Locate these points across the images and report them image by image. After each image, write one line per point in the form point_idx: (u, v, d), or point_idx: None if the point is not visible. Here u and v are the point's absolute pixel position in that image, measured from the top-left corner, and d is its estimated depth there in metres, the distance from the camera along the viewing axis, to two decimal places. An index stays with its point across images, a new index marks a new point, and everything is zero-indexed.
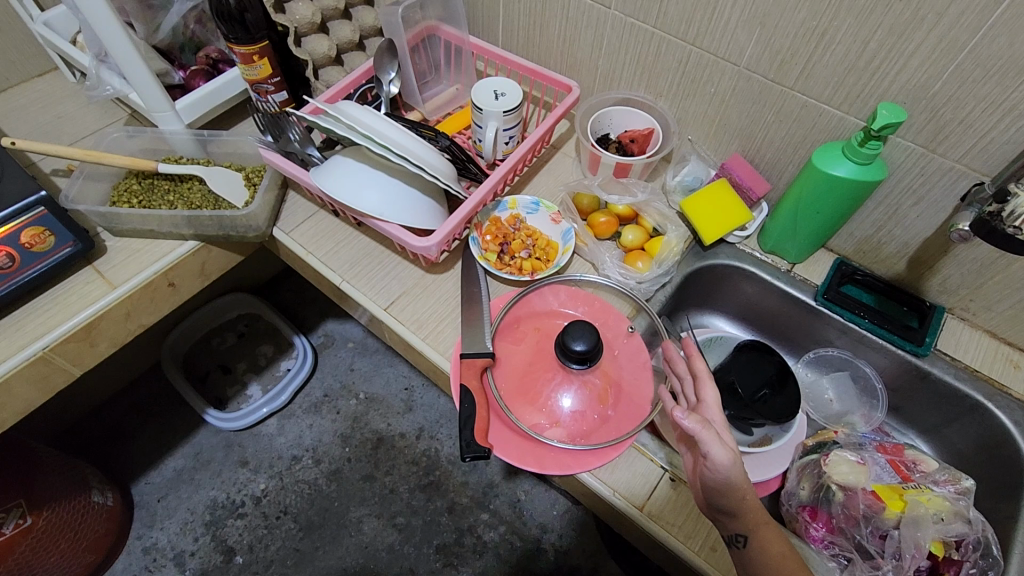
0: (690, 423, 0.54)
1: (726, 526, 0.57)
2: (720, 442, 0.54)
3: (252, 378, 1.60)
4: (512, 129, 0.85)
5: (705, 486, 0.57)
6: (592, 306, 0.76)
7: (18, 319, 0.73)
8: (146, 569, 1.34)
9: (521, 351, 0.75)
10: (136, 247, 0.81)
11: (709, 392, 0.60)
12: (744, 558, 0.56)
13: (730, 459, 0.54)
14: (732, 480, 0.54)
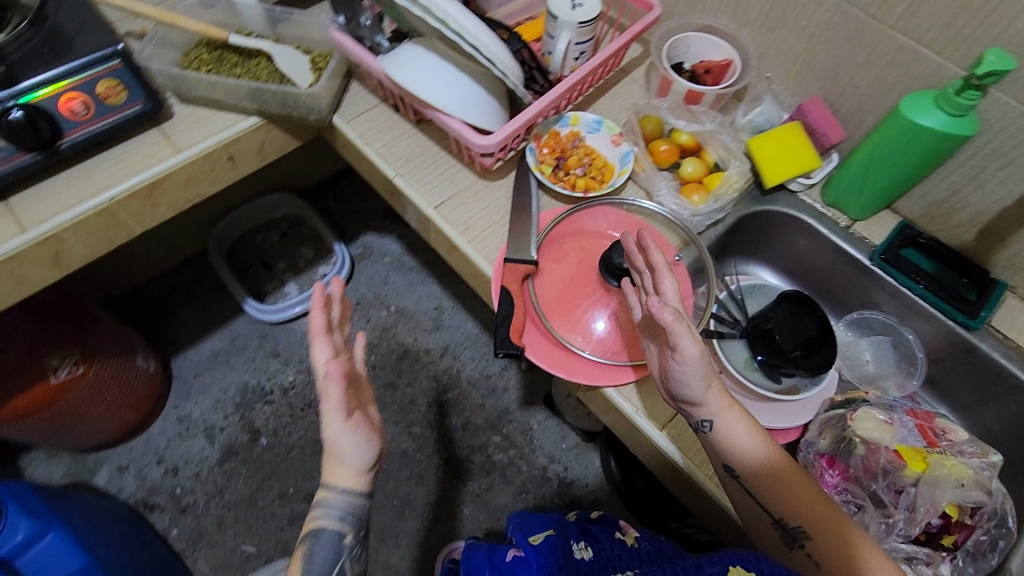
0: (666, 316, 0.58)
1: (692, 412, 0.62)
2: (690, 336, 0.58)
3: (290, 277, 1.66)
4: (584, 43, 0.82)
5: (669, 378, 0.62)
6: (641, 233, 0.76)
7: (87, 169, 0.76)
8: (179, 436, 1.44)
9: (563, 268, 0.75)
10: (201, 116, 0.82)
11: (668, 283, 0.62)
12: (712, 440, 0.61)
13: (697, 350, 0.59)
14: (699, 369, 0.59)
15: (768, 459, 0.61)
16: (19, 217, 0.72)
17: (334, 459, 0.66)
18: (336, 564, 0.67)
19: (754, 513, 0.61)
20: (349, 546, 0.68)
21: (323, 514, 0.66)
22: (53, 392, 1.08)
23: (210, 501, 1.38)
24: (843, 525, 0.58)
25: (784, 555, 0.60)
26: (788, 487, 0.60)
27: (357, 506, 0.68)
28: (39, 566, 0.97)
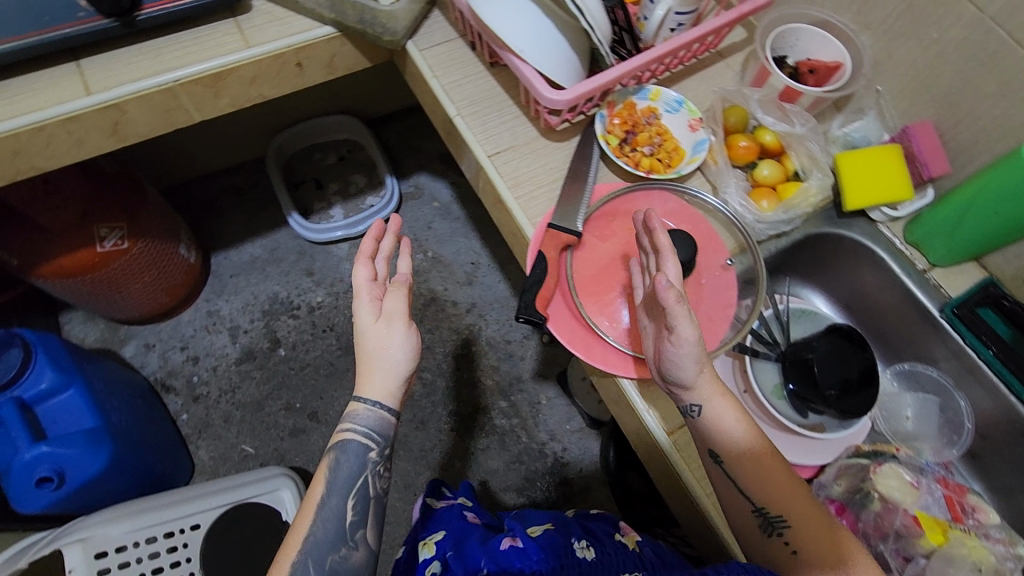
0: (668, 294, 0.56)
1: (682, 397, 0.60)
2: (688, 318, 0.56)
3: (338, 201, 1.67)
4: (685, 15, 0.75)
5: (661, 361, 0.60)
6: (696, 228, 0.70)
7: (159, 46, 0.76)
8: (205, 328, 1.49)
9: (606, 247, 0.71)
10: (278, 15, 0.80)
11: (671, 265, 0.61)
12: (700, 426, 0.59)
13: (692, 334, 0.57)
14: (694, 352, 0.57)
15: (754, 446, 0.58)
16: (86, 79, 0.73)
17: (375, 372, 0.68)
18: (361, 474, 0.67)
19: (734, 502, 0.58)
20: (373, 462, 0.69)
21: (353, 426, 0.68)
22: (97, 260, 1.12)
23: (222, 396, 1.43)
24: (824, 518, 0.55)
25: (763, 547, 0.57)
26: (772, 476, 0.57)
27: (386, 421, 0.69)
28: (52, 418, 1.01)
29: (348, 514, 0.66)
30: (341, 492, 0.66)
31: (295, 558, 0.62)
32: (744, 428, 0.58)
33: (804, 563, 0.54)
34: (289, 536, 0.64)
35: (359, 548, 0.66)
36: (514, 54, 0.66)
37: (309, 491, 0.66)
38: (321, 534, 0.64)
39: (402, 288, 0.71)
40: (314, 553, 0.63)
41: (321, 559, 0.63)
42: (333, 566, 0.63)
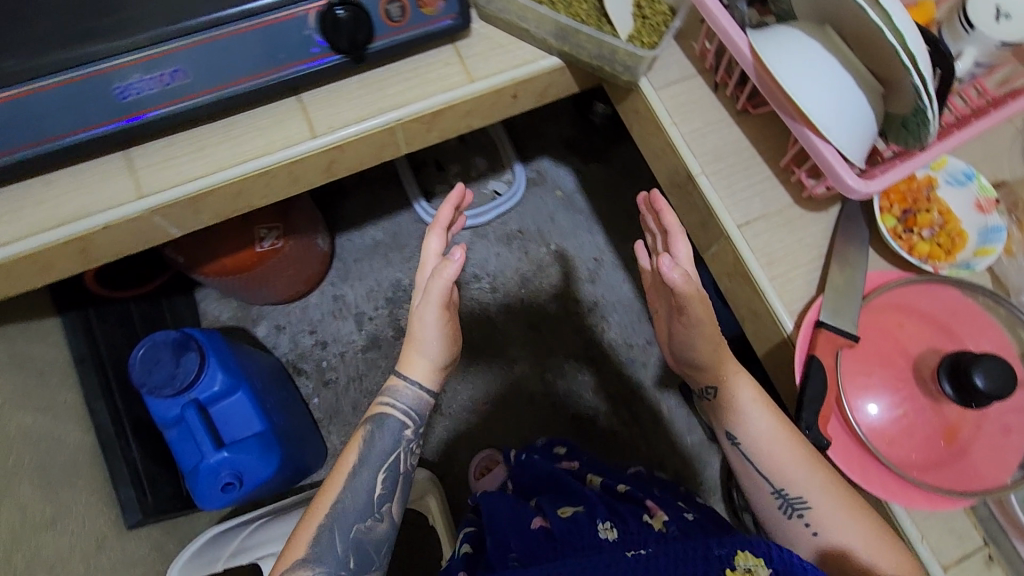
0: (676, 276, 0.59)
1: (700, 378, 0.66)
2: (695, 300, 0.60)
3: (460, 185, 1.60)
4: (984, 66, 0.65)
5: (676, 346, 0.67)
6: (993, 339, 0.62)
7: (380, 78, 0.70)
8: (332, 313, 1.50)
9: (885, 347, 0.63)
10: (499, 42, 0.72)
11: (682, 245, 0.64)
12: (716, 403, 0.65)
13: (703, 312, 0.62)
14: (705, 332, 0.62)
15: (770, 427, 0.61)
16: (310, 118, 0.68)
17: (413, 353, 0.72)
18: (394, 451, 0.71)
19: (753, 481, 0.62)
20: (408, 439, 0.73)
21: (390, 403, 0.72)
22: (255, 260, 1.12)
23: (350, 383, 1.46)
24: (840, 492, 0.58)
25: (789, 526, 0.60)
26: (785, 453, 0.60)
27: (424, 402, 0.73)
28: (225, 419, 1.05)
29: (379, 487, 0.70)
30: (375, 465, 0.70)
31: (324, 524, 0.67)
32: (761, 409, 0.62)
33: (824, 540, 0.58)
34: (324, 494, 0.69)
35: (383, 520, 0.70)
36: (819, 130, 0.57)
37: (342, 460, 0.71)
38: (349, 503, 0.68)
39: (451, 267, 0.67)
40: (343, 521, 0.67)
41: (349, 525, 0.67)
42: (358, 536, 0.68)
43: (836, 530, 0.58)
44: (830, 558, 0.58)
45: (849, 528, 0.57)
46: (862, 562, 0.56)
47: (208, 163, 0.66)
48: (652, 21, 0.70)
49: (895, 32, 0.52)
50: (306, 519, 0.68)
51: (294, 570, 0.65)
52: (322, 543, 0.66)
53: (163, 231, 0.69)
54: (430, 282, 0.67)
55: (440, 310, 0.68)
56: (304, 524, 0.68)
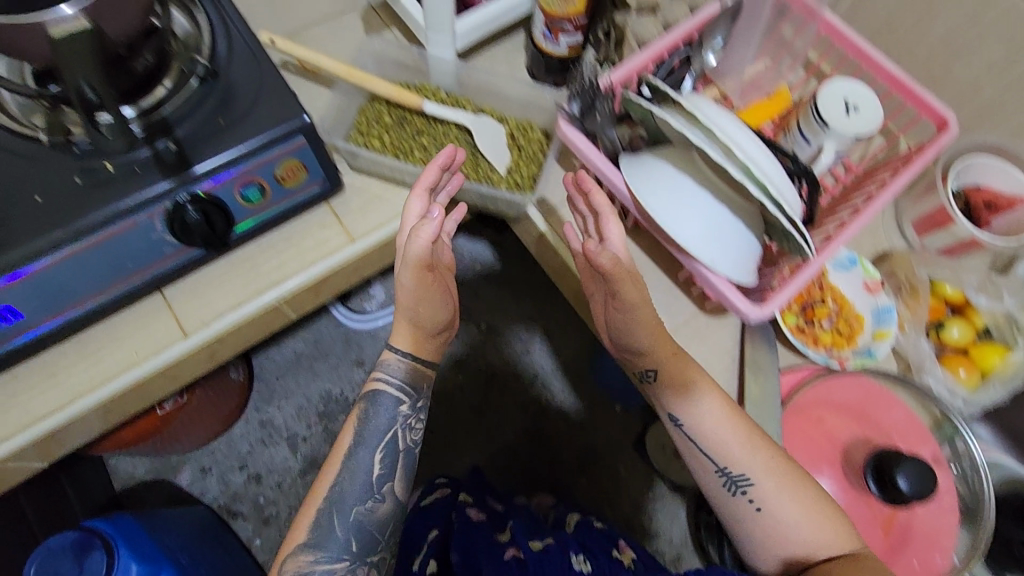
0: (605, 261, 0.55)
1: (637, 363, 0.61)
2: (631, 284, 0.56)
3: (377, 277, 1.54)
4: (845, 153, 0.68)
5: (618, 345, 0.62)
6: (908, 420, 0.63)
7: (251, 256, 0.64)
8: (261, 441, 1.39)
9: (811, 448, 0.63)
10: (375, 193, 0.68)
11: (613, 224, 0.57)
12: (656, 388, 0.60)
13: (647, 309, 0.58)
14: (639, 316, 0.57)
15: (711, 407, 0.59)
16: (178, 315, 0.62)
17: (403, 317, 0.62)
18: (390, 429, 0.62)
19: (696, 462, 0.61)
20: (405, 416, 0.63)
21: (382, 376, 0.63)
22: (156, 423, 1.01)
23: (292, 514, 1.35)
24: (783, 470, 0.58)
25: (731, 505, 0.60)
26: (730, 431, 0.59)
27: (419, 378, 0.65)
28: None
29: (377, 467, 0.61)
30: (371, 445, 0.61)
31: (321, 507, 0.59)
32: (704, 396, 0.59)
33: (767, 522, 0.58)
34: (316, 484, 0.60)
35: (385, 500, 0.61)
36: (704, 262, 0.59)
37: (341, 441, 0.62)
38: (348, 483, 0.60)
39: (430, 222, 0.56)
40: (342, 501, 0.59)
41: (347, 509, 0.59)
42: (360, 520, 0.59)
43: (777, 509, 0.57)
44: (773, 535, 0.57)
45: (791, 502, 0.57)
46: (800, 533, 0.56)
47: (60, 394, 0.58)
48: (527, 149, 0.70)
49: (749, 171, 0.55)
50: (297, 522, 0.59)
51: (293, 557, 0.58)
52: (324, 530, 0.58)
53: (23, 470, 0.60)
54: (407, 247, 0.56)
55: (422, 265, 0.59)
56: (302, 514, 0.60)
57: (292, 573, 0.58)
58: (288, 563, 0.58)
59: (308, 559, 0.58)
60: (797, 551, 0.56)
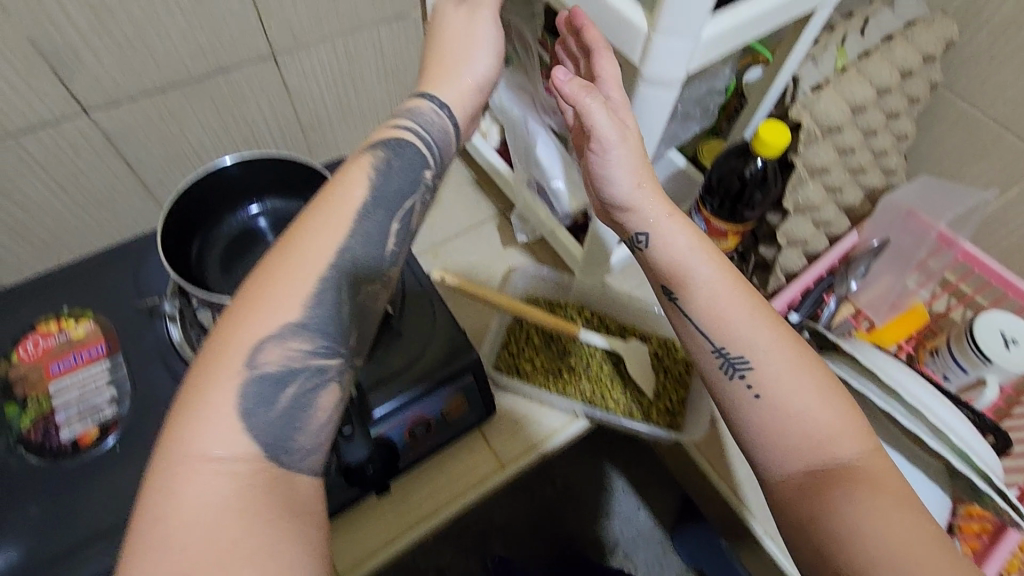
0: (571, 90, 0.49)
1: (626, 225, 0.51)
2: (608, 115, 0.48)
3: None
4: (1009, 381, 0.65)
5: (596, 182, 0.52)
6: None
7: (403, 486, 0.62)
8: None
9: None
10: (520, 413, 0.66)
11: (607, 61, 0.48)
12: (647, 257, 0.50)
13: (634, 145, 0.49)
14: (628, 159, 0.49)
15: (712, 274, 0.47)
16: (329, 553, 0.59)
17: (460, 88, 0.55)
18: (408, 197, 0.47)
19: (690, 349, 0.48)
20: (423, 193, 0.49)
21: (414, 132, 0.49)
22: None
23: None
24: (792, 351, 0.45)
25: (723, 396, 0.46)
26: (732, 306, 0.46)
27: (448, 142, 0.52)
28: None
29: (386, 241, 0.45)
30: (388, 209, 0.45)
31: (325, 275, 0.41)
32: (698, 253, 0.48)
33: (767, 410, 0.44)
34: (299, 241, 0.41)
35: (327, 375, 0.40)
36: None
37: (331, 196, 0.44)
38: (361, 250, 0.43)
39: (479, 61, 0.55)
40: (353, 277, 0.42)
41: (356, 279, 0.42)
42: (361, 301, 0.43)
43: (781, 391, 0.43)
44: (778, 427, 0.43)
45: (793, 383, 0.44)
46: (804, 420, 0.42)
47: None
48: (672, 370, 0.69)
49: (954, 448, 0.51)
50: (295, 230, 0.42)
51: (277, 342, 0.38)
52: (324, 307, 0.40)
53: None
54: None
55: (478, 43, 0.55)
56: (265, 279, 0.40)
57: (247, 407, 0.37)
58: (266, 353, 0.38)
59: (302, 348, 0.39)
60: (802, 443, 0.42)
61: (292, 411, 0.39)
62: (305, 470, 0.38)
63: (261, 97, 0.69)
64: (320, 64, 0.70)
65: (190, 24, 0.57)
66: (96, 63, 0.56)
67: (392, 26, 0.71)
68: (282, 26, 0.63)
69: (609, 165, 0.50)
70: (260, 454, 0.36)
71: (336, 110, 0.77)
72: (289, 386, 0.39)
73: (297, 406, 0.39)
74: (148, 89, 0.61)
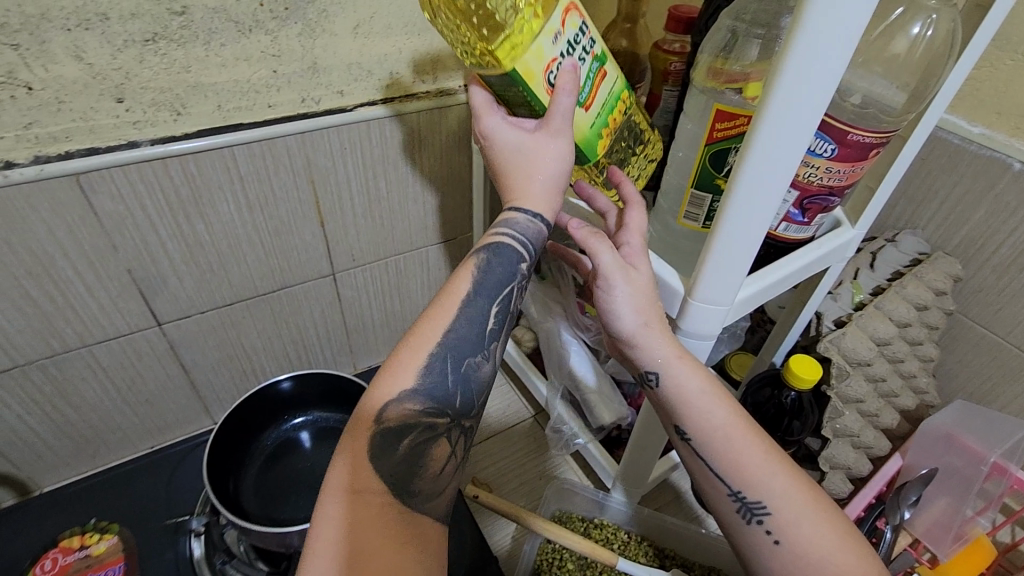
0: (582, 231, 0.44)
1: (634, 362, 0.46)
2: (612, 251, 0.42)
3: None
4: None
5: (603, 318, 0.45)
6: None
7: None
8: None
9: None
10: None
11: (637, 212, 0.46)
12: (657, 397, 0.45)
13: (641, 284, 0.44)
14: (633, 302, 0.43)
15: (725, 420, 0.43)
16: None
17: (543, 189, 0.44)
18: (509, 285, 0.44)
19: (707, 487, 0.45)
20: (524, 278, 0.46)
21: (510, 236, 0.45)
22: None
23: None
24: (809, 491, 0.42)
25: (740, 536, 0.44)
26: (747, 448, 0.43)
27: (544, 239, 0.46)
28: None
29: (489, 320, 0.42)
30: (489, 295, 0.43)
31: (434, 349, 0.39)
32: (709, 401, 0.44)
33: (789, 556, 0.41)
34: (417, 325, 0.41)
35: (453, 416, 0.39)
36: None
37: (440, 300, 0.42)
38: (466, 331, 0.41)
39: (548, 160, 0.42)
40: (458, 350, 0.40)
41: (460, 355, 0.40)
42: (468, 374, 0.40)
43: (803, 540, 0.40)
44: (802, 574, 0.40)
45: (813, 523, 0.41)
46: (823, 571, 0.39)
47: None
48: None
49: None
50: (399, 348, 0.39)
51: (396, 403, 0.37)
52: (436, 370, 0.39)
53: None
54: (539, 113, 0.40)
55: (530, 143, 0.42)
56: (396, 351, 0.39)
57: (375, 451, 0.36)
58: (390, 411, 0.37)
59: (415, 411, 0.38)
60: None
61: (415, 459, 0.37)
62: (429, 515, 0.37)
63: (316, 307, 0.75)
64: (372, 279, 0.77)
65: (266, 251, 0.65)
66: (180, 285, 0.62)
67: (440, 247, 0.79)
68: (345, 250, 0.71)
69: (616, 313, 0.44)
70: (387, 492, 0.35)
71: (382, 315, 0.83)
72: (407, 440, 0.37)
73: (416, 458, 0.37)
74: (219, 305, 0.67)
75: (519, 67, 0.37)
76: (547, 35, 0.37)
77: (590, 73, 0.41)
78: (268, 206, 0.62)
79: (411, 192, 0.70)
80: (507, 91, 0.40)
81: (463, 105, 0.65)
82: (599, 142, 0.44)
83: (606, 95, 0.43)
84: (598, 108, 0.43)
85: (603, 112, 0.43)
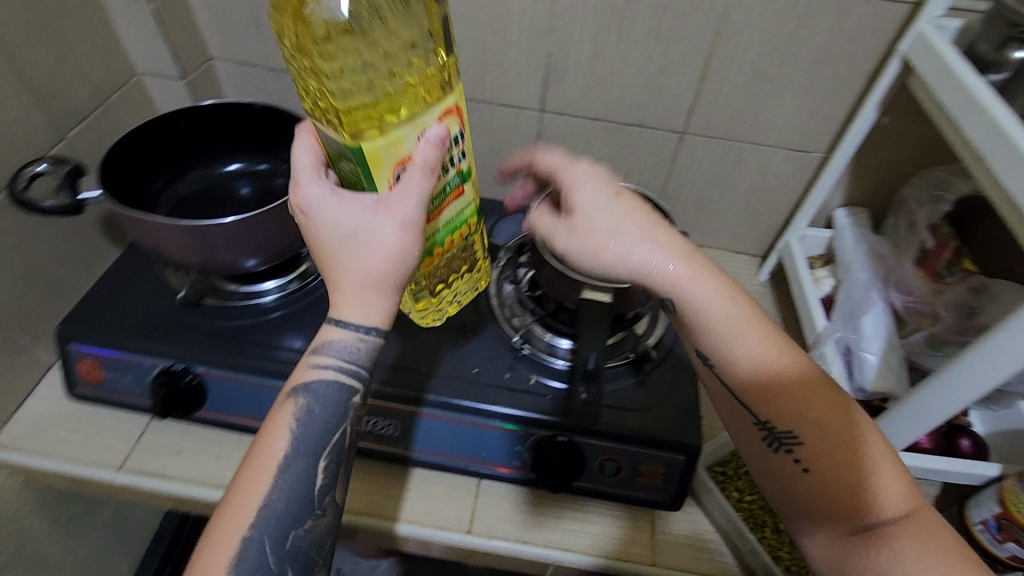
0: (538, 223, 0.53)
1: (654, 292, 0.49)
2: (547, 227, 0.51)
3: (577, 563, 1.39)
4: None
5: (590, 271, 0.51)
6: None
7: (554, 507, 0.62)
8: None
9: None
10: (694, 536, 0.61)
11: (567, 160, 0.52)
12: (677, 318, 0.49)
13: (589, 233, 0.48)
14: (597, 247, 0.48)
15: (755, 344, 0.46)
16: (474, 511, 0.62)
17: (370, 288, 0.43)
18: (339, 424, 0.45)
19: (733, 414, 0.49)
20: (356, 409, 0.46)
21: (305, 398, 0.44)
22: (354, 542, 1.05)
23: None
24: (845, 415, 0.45)
25: (772, 465, 0.47)
26: (777, 382, 0.46)
27: (374, 352, 0.45)
28: None
29: (317, 476, 0.44)
30: (314, 450, 0.44)
31: (253, 527, 0.41)
32: (735, 322, 0.46)
33: (817, 481, 0.44)
34: (213, 521, 0.42)
35: (327, 514, 0.45)
36: None
37: (257, 457, 0.43)
38: (285, 501, 0.42)
39: (378, 246, 0.42)
40: (287, 513, 0.42)
41: (289, 516, 0.43)
42: (298, 537, 0.43)
43: (831, 469, 0.44)
44: (828, 497, 0.44)
45: (843, 457, 0.44)
46: (849, 496, 0.43)
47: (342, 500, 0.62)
48: None
49: None
50: (205, 541, 0.42)
51: None
52: (255, 549, 0.41)
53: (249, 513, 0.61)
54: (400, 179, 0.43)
55: (367, 221, 0.42)
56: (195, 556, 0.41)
57: None
58: None
59: None
60: (847, 515, 0.43)
61: None
62: None
63: (650, 159, 0.81)
64: (711, 155, 0.79)
65: (646, 82, 0.73)
66: (571, 83, 0.74)
67: (791, 154, 0.77)
68: (707, 112, 0.75)
69: (608, 257, 0.48)
70: None
71: (696, 198, 0.85)
72: None
73: None
74: (587, 116, 0.78)
75: (368, 147, 0.41)
76: (412, 128, 0.42)
77: (448, 186, 0.48)
78: (671, 41, 0.69)
79: (799, 80, 0.70)
80: (344, 158, 0.43)
81: (908, 6, 0.62)
82: (431, 255, 0.52)
83: (454, 212, 0.51)
84: (441, 222, 0.50)
85: (445, 229, 0.51)
